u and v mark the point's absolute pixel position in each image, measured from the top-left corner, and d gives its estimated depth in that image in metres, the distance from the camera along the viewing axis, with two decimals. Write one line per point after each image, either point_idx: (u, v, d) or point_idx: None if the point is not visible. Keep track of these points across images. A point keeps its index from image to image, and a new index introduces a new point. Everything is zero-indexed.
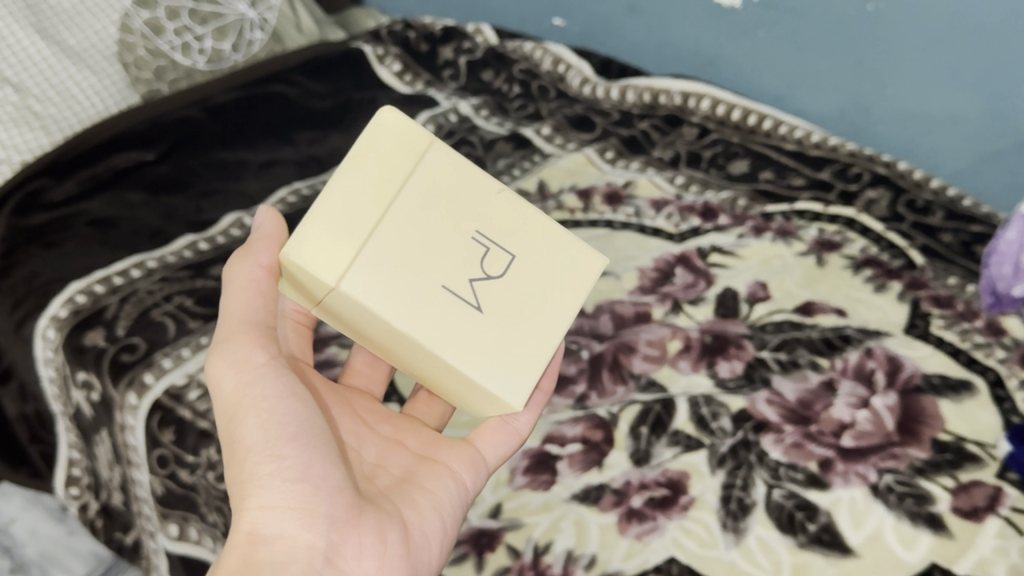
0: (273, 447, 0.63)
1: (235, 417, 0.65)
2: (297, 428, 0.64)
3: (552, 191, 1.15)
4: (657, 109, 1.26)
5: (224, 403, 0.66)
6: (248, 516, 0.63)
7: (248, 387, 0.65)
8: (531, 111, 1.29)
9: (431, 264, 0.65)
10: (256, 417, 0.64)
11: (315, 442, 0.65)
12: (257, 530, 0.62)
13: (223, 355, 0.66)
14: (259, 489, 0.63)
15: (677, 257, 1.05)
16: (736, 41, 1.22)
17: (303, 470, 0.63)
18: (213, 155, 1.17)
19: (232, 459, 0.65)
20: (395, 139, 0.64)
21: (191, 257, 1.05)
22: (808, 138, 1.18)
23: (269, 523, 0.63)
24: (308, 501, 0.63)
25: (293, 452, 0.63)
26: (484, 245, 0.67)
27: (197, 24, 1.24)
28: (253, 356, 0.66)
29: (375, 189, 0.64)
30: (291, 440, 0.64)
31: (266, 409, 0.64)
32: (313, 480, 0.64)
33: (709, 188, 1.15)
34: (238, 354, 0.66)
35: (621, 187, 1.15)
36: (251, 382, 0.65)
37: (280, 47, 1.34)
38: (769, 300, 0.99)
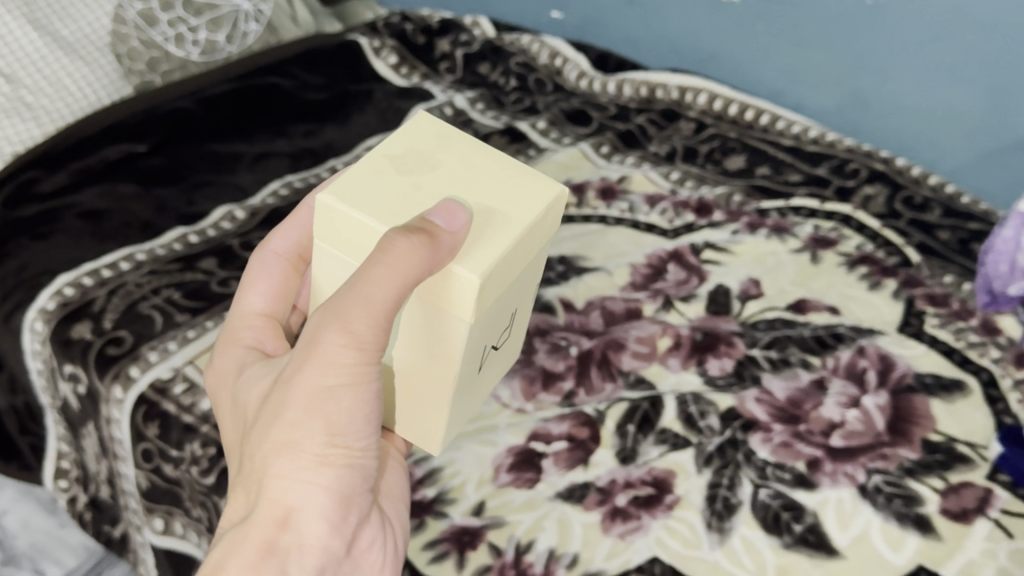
0: (349, 440, 0.58)
1: (324, 389, 0.56)
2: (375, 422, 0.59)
3: None
4: (654, 103, 1.25)
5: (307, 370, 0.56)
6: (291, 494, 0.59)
7: (357, 375, 0.56)
8: (527, 105, 1.28)
9: (491, 317, 0.60)
10: (351, 400, 0.57)
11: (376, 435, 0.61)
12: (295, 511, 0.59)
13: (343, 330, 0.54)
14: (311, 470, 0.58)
15: (670, 253, 1.04)
16: (735, 35, 1.21)
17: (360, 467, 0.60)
18: (205, 147, 1.17)
19: (286, 423, 0.57)
20: (554, 213, 0.60)
21: (181, 250, 1.04)
22: (805, 134, 1.17)
23: (303, 502, 0.59)
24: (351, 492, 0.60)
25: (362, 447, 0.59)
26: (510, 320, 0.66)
27: (191, 15, 1.22)
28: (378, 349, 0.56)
29: (522, 249, 0.58)
30: (366, 436, 0.59)
31: (364, 399, 0.57)
32: (362, 473, 0.61)
33: (705, 184, 1.14)
34: (362, 333, 0.54)
35: (616, 182, 1.14)
36: (359, 372, 0.56)
37: (275, 38, 1.32)
38: (762, 297, 0.98)
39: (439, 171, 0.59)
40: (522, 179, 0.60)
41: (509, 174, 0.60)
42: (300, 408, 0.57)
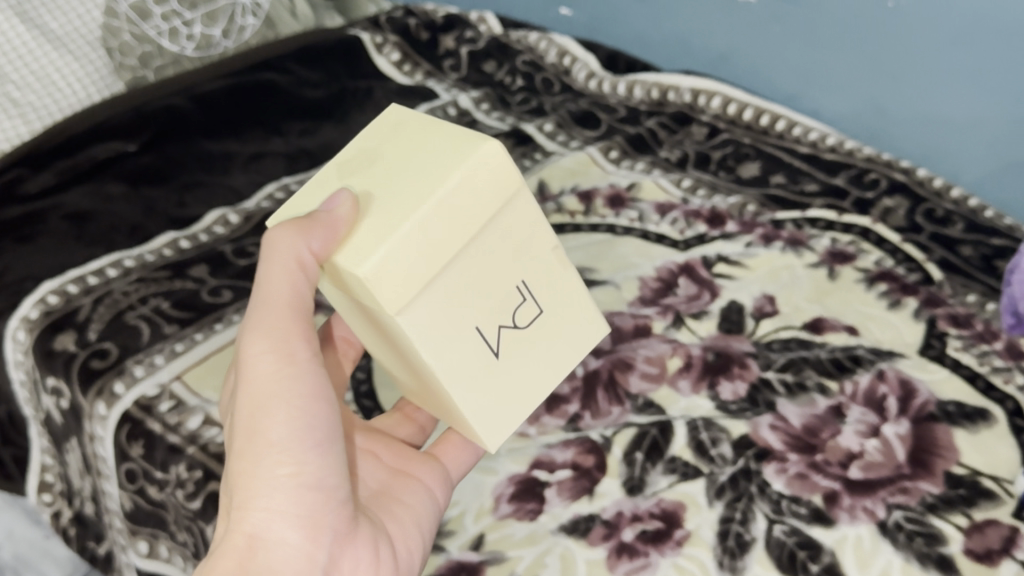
0: (296, 452, 0.60)
1: (251, 400, 0.60)
2: (325, 432, 0.61)
3: (552, 193, 1.10)
4: (666, 106, 1.20)
5: (244, 389, 0.60)
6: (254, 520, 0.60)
7: (277, 379, 0.60)
8: (535, 106, 1.23)
9: (458, 301, 0.57)
10: (284, 410, 0.59)
11: (335, 455, 0.62)
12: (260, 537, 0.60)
13: (253, 337, 0.61)
14: (265, 494, 0.60)
15: (681, 266, 0.99)
16: (750, 36, 1.16)
17: (319, 483, 0.61)
18: (199, 147, 1.12)
19: (235, 451, 0.61)
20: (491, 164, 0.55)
21: (171, 256, 1.00)
22: (823, 141, 1.11)
23: (271, 526, 0.60)
24: (317, 511, 0.61)
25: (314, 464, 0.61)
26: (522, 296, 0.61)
27: (186, 9, 1.17)
28: (302, 353, 0.61)
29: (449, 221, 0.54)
30: (315, 450, 0.61)
31: (293, 404, 0.60)
32: (325, 492, 0.61)
33: (718, 192, 1.09)
34: (266, 340, 0.60)
35: (625, 190, 1.10)
36: (280, 375, 0.60)
37: (273, 33, 1.27)
38: (777, 315, 0.93)
39: (379, 161, 0.58)
40: (455, 143, 0.56)
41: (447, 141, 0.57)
42: (241, 431, 0.60)
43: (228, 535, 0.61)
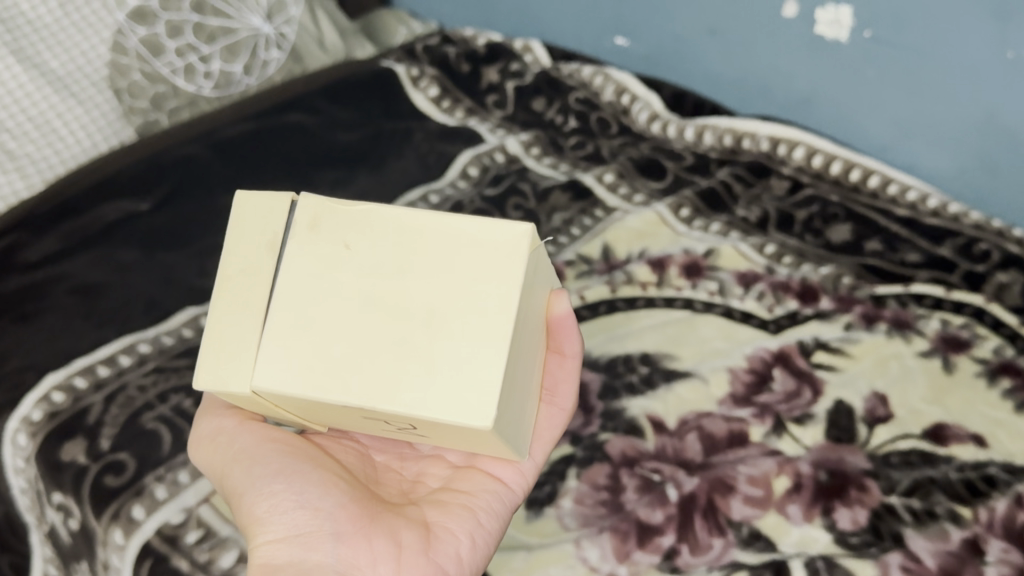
0: (261, 487, 0.68)
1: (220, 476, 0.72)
2: (281, 463, 0.69)
3: (619, 259, 0.98)
4: (739, 154, 1.08)
5: (215, 478, 0.73)
6: (262, 549, 0.66)
7: (224, 453, 0.71)
8: (592, 151, 1.10)
9: (323, 415, 0.65)
10: (239, 474, 0.70)
11: (310, 480, 0.69)
12: (274, 561, 0.66)
13: (199, 443, 0.73)
14: (263, 526, 0.67)
15: (775, 354, 0.87)
16: (837, 80, 1.04)
17: (298, 499, 0.67)
18: (220, 203, 0.99)
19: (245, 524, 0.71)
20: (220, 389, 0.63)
21: (192, 338, 0.88)
22: (923, 203, 0.99)
23: (282, 552, 0.66)
24: (311, 522, 0.67)
25: (281, 488, 0.68)
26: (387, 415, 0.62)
27: (203, 42, 1.05)
28: (228, 426, 0.73)
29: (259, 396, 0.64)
30: (284, 481, 0.68)
31: (246, 458, 0.70)
32: (314, 507, 0.67)
33: (806, 261, 0.97)
34: (211, 439, 0.73)
35: (702, 257, 0.97)
36: (232, 442, 0.72)
37: (300, 68, 1.14)
38: (892, 420, 0.81)
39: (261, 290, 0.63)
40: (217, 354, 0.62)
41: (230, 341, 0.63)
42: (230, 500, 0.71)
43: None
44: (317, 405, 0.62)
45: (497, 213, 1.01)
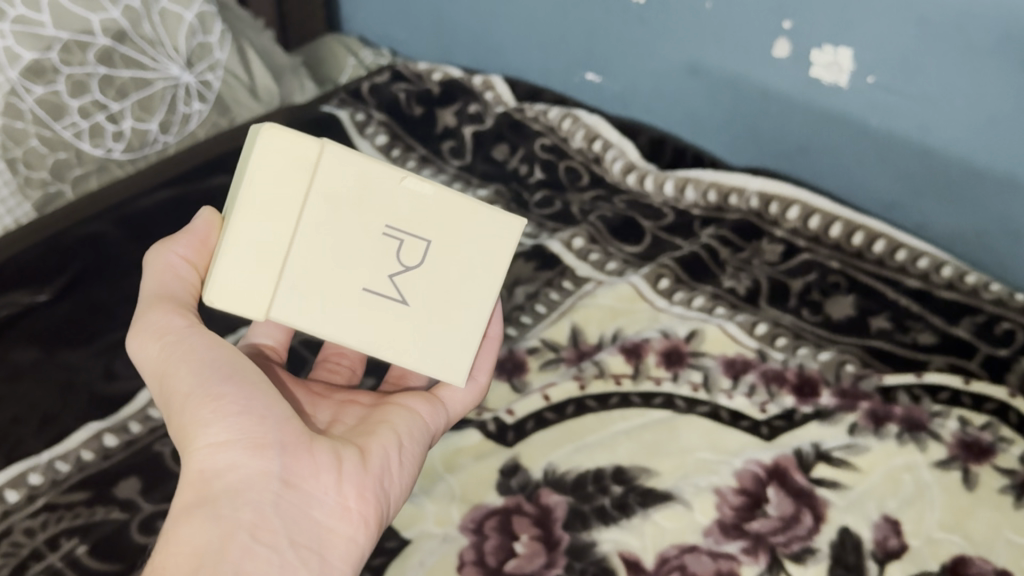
0: (206, 388, 0.54)
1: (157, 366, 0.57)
2: (229, 363, 0.56)
3: (589, 344, 0.86)
4: (725, 212, 0.95)
5: (149, 369, 0.57)
6: (195, 458, 0.54)
7: (165, 342, 0.56)
8: (559, 209, 0.98)
9: (323, 259, 0.56)
10: (185, 369, 0.55)
11: (256, 383, 0.56)
12: (210, 474, 0.54)
13: (142, 325, 0.57)
14: (201, 427, 0.54)
15: (769, 470, 0.75)
16: (837, 130, 0.91)
17: (243, 408, 0.54)
18: (134, 284, 0.87)
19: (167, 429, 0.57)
20: (253, 179, 0.53)
21: (92, 461, 0.76)
22: (936, 272, 0.88)
23: (222, 459, 0.54)
24: (255, 430, 0.54)
25: (232, 394, 0.54)
26: (397, 238, 0.57)
27: (113, 99, 0.91)
28: (178, 324, 0.56)
29: (271, 215, 0.54)
30: (232, 380, 0.55)
31: (191, 350, 0.55)
32: (257, 413, 0.55)
33: (805, 343, 0.85)
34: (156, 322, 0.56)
35: (684, 342, 0.85)
36: (179, 336, 0.56)
37: (226, 121, 1.02)
38: (906, 555, 0.70)
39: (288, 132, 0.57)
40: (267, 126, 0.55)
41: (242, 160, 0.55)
42: (165, 397, 0.56)
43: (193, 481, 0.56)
44: (328, 211, 0.55)
45: None
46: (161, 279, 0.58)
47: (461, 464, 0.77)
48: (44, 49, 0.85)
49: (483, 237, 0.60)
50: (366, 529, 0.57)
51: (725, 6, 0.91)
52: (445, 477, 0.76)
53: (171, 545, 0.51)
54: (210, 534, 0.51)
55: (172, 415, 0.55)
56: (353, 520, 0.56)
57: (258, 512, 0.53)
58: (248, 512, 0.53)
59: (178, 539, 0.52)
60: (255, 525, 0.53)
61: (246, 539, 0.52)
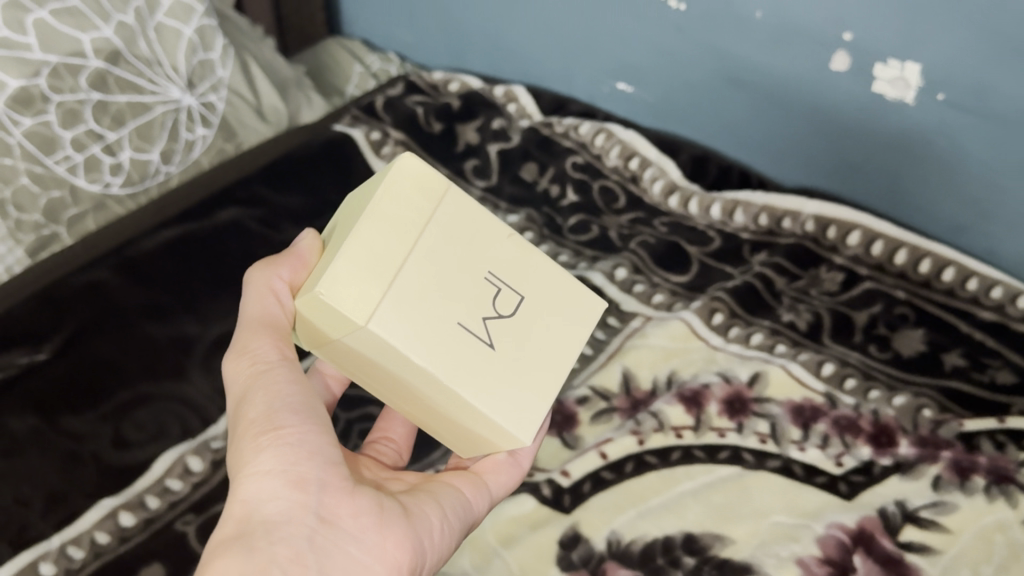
0: (271, 417, 0.50)
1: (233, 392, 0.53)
2: (302, 399, 0.52)
3: (643, 390, 0.79)
4: (777, 237, 0.89)
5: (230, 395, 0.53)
6: (241, 487, 0.49)
7: (250, 367, 0.53)
8: (598, 235, 0.91)
9: (428, 289, 0.50)
10: (262, 397, 0.51)
11: (323, 422, 0.52)
12: (251, 506, 0.48)
13: (240, 350, 0.54)
14: (254, 453, 0.49)
15: (853, 536, 0.68)
16: (897, 149, 0.84)
17: (300, 441, 0.50)
18: (137, 335, 0.79)
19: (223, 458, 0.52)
20: (384, 195, 0.51)
21: (109, 546, 0.68)
22: (1012, 302, 0.82)
23: (267, 491, 0.48)
24: (308, 463, 0.49)
25: (293, 425, 0.50)
26: (496, 286, 0.54)
27: (109, 128, 0.83)
28: (268, 352, 0.53)
29: (394, 228, 0.50)
30: (300, 411, 0.51)
31: (272, 379, 0.52)
32: (315, 448, 0.50)
33: (875, 385, 0.79)
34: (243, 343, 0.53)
35: (746, 387, 0.78)
36: (260, 365, 0.53)
37: (233, 146, 0.94)
38: None
39: None
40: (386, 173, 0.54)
41: (365, 193, 0.52)
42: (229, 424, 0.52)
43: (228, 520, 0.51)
44: (441, 244, 0.52)
45: None
46: (262, 302, 0.54)
47: (517, 536, 0.69)
48: (32, 75, 0.76)
49: (572, 319, 0.57)
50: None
51: (775, 14, 0.83)
52: (499, 554, 0.68)
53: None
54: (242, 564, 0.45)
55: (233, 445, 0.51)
56: (392, 571, 0.51)
57: (294, 549, 0.47)
58: (283, 548, 0.47)
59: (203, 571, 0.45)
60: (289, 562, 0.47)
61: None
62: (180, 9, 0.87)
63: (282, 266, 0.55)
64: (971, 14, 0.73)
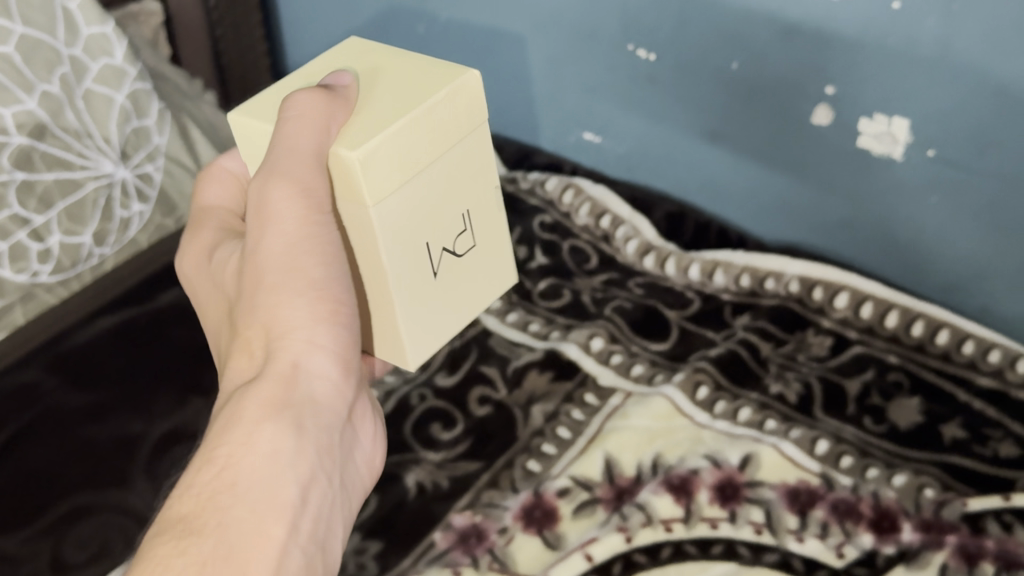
0: (331, 294, 0.49)
1: (257, 205, 0.50)
2: (355, 265, 0.51)
3: (627, 477, 0.73)
4: (760, 297, 0.86)
5: (266, 241, 0.50)
6: (288, 350, 0.49)
7: (316, 225, 0.48)
8: (570, 301, 0.87)
9: (426, 196, 0.50)
10: (322, 270, 0.48)
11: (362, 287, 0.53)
12: (302, 372, 0.49)
13: (273, 170, 0.47)
14: (306, 327, 0.49)
15: None
16: (885, 207, 0.80)
17: (350, 331, 0.51)
18: (74, 437, 0.71)
19: (264, 284, 0.50)
20: (440, 100, 0.48)
21: None
22: (1011, 367, 0.78)
23: (314, 363, 0.50)
24: (351, 353, 0.51)
25: (352, 312, 0.50)
26: (464, 224, 0.54)
27: (36, 211, 0.75)
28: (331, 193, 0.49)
29: (434, 136, 0.49)
30: (353, 292, 0.50)
31: (318, 236, 0.48)
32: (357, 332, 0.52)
33: (872, 461, 0.74)
34: (299, 170, 0.46)
35: (737, 471, 0.73)
36: (307, 219, 0.48)
37: (174, 219, 0.87)
38: None
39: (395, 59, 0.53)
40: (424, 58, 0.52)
41: (421, 77, 0.50)
42: (253, 223, 0.50)
43: (250, 364, 0.50)
44: (453, 163, 0.51)
45: (456, 412, 0.78)
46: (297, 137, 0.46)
47: None
48: None
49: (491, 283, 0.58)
50: (367, 481, 0.56)
51: (753, 65, 0.78)
52: None
53: (245, 447, 0.46)
54: (293, 445, 0.47)
55: (275, 293, 0.49)
56: (364, 476, 0.55)
57: (328, 438, 0.50)
58: (325, 431, 0.49)
59: (243, 434, 0.46)
60: (322, 445, 0.49)
61: (319, 466, 0.49)
62: (109, 74, 0.81)
63: (335, 112, 0.47)
64: (976, 63, 0.67)
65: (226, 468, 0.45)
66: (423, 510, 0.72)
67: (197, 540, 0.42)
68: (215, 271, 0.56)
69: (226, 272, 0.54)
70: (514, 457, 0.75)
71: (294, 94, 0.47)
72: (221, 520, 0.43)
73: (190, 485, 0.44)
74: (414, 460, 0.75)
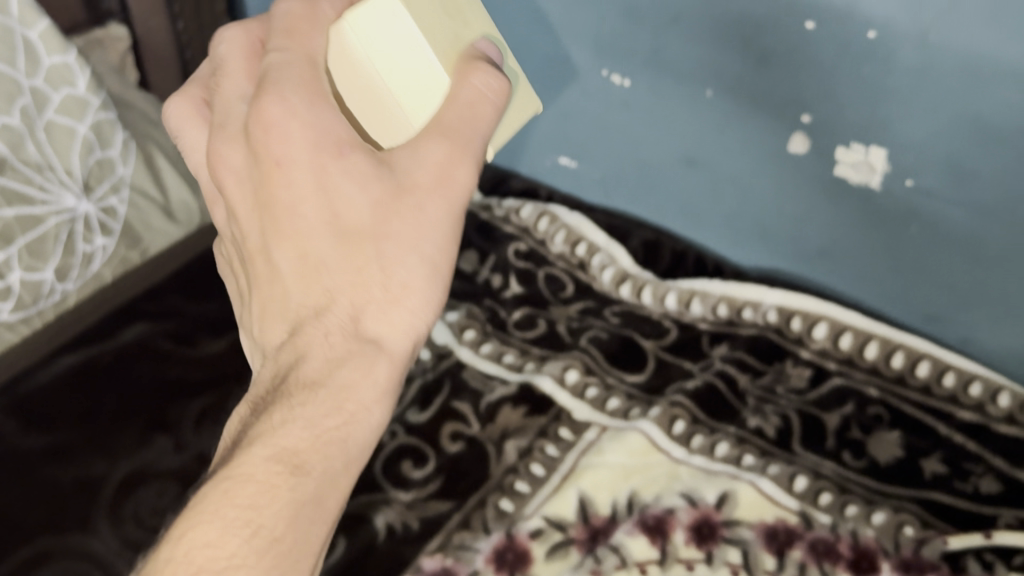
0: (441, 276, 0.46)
1: (442, 177, 0.45)
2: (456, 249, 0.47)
3: (602, 517, 0.72)
4: (738, 326, 0.84)
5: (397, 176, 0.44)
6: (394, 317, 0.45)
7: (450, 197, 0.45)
8: (545, 331, 0.86)
9: None
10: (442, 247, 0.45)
11: None
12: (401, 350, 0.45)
13: (453, 148, 0.46)
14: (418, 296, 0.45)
15: None
16: (867, 235, 0.78)
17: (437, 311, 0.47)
18: (34, 481, 0.69)
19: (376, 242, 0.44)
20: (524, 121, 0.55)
21: None
22: (993, 399, 0.77)
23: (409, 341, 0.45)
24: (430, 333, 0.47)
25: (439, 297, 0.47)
26: None
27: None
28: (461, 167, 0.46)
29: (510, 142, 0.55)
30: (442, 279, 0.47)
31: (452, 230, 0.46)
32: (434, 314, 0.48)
33: (851, 497, 0.72)
34: (460, 139, 0.46)
35: (714, 509, 0.72)
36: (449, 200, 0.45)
37: (138, 253, 0.86)
38: None
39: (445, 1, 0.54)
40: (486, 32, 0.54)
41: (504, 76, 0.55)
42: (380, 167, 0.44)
43: (337, 307, 0.44)
44: None
45: (429, 449, 0.77)
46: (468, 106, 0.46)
47: None
48: None
49: None
50: None
51: (729, 92, 0.76)
52: None
53: (352, 396, 0.43)
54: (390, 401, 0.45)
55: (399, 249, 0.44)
56: None
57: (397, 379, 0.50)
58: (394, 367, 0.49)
59: (365, 397, 0.43)
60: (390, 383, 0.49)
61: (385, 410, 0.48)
62: (73, 104, 0.79)
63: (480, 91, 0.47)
64: (952, 94, 0.65)
65: (347, 425, 0.42)
66: (393, 553, 0.70)
67: (304, 480, 0.40)
68: (355, 179, 0.43)
69: (366, 198, 0.43)
70: (487, 496, 0.74)
71: (483, 66, 0.48)
72: (327, 468, 0.41)
73: (307, 415, 0.41)
74: (384, 500, 0.73)
